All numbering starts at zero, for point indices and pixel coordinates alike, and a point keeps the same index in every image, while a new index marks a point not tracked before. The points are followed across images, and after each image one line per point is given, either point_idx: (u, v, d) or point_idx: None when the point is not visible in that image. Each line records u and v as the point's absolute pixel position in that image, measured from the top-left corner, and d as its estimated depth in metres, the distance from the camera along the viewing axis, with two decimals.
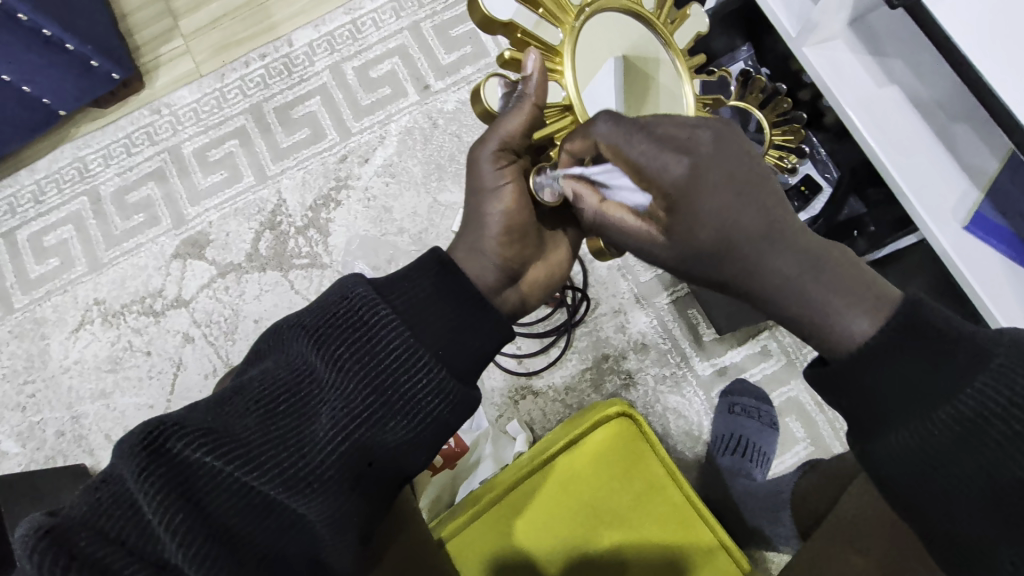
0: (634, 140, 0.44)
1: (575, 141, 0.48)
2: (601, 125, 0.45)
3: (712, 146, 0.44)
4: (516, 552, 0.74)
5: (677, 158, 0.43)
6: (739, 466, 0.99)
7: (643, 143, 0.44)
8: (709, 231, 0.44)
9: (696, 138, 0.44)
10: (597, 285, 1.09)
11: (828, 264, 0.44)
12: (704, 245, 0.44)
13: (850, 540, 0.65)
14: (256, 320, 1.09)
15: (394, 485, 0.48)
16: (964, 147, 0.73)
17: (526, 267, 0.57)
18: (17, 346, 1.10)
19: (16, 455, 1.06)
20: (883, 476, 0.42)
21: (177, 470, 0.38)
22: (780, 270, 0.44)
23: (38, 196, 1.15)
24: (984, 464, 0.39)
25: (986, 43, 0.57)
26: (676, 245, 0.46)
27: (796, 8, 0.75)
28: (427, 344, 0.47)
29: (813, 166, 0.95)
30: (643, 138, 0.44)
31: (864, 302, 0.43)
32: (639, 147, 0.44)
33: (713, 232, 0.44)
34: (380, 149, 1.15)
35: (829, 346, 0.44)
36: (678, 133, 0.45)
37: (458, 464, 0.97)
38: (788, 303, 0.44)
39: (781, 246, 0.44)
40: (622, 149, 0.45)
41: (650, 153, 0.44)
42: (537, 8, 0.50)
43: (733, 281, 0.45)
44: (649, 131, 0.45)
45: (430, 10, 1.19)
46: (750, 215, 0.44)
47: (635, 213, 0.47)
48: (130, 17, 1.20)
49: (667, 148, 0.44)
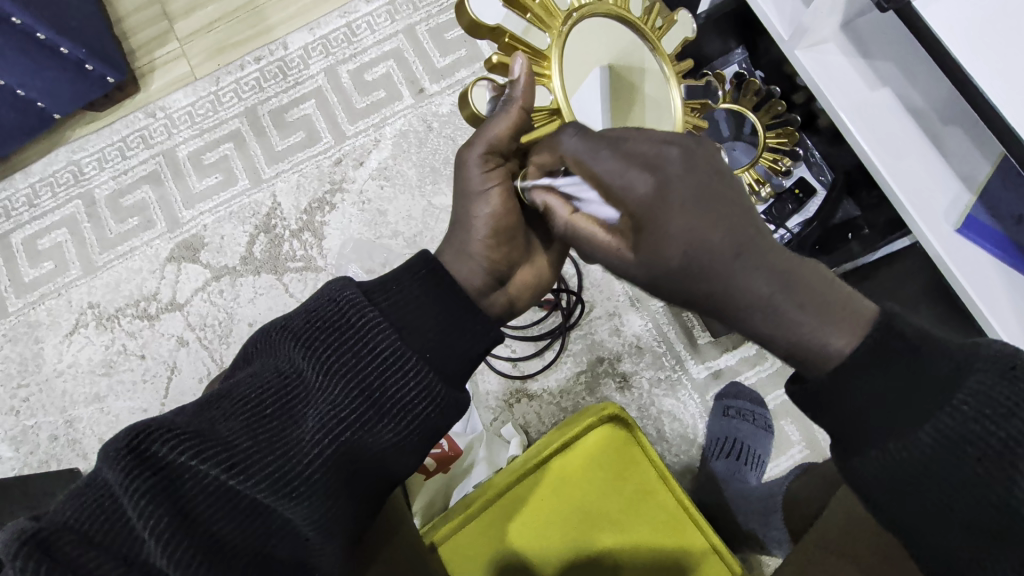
0: (600, 156, 0.43)
1: (541, 153, 0.49)
2: (567, 140, 0.45)
3: (681, 163, 0.43)
4: (511, 555, 0.74)
5: (642, 175, 0.42)
6: (735, 470, 0.97)
7: (608, 159, 0.43)
8: (676, 249, 0.42)
9: (663, 155, 0.43)
10: (592, 287, 1.09)
11: (806, 287, 0.42)
12: (672, 265, 0.42)
13: (841, 547, 0.65)
14: (250, 323, 1.09)
15: (383, 488, 0.48)
16: (958, 150, 0.73)
17: (513, 269, 0.57)
18: (11, 350, 1.10)
19: (10, 459, 1.06)
20: (868, 488, 0.42)
21: (161, 474, 0.38)
22: (753, 291, 0.42)
23: (33, 199, 1.15)
24: (971, 474, 0.39)
25: (975, 49, 0.58)
26: (644, 264, 0.44)
27: (788, 12, 0.76)
28: (415, 347, 0.47)
29: (807, 169, 0.97)
30: (609, 155, 0.43)
31: (836, 320, 0.42)
32: (604, 163, 0.43)
33: (680, 253, 0.42)
34: (375, 152, 1.15)
35: (808, 363, 0.42)
36: (645, 149, 0.43)
37: (452, 467, 0.96)
38: (763, 324, 0.42)
39: (754, 266, 0.42)
40: (586, 164, 0.44)
41: (615, 169, 0.43)
42: (524, 13, 0.51)
43: (705, 300, 0.43)
44: (618, 147, 0.43)
45: (425, 13, 1.19)
46: (720, 232, 0.41)
47: (605, 226, 0.46)
48: (127, 20, 1.21)
49: (631, 165, 0.43)
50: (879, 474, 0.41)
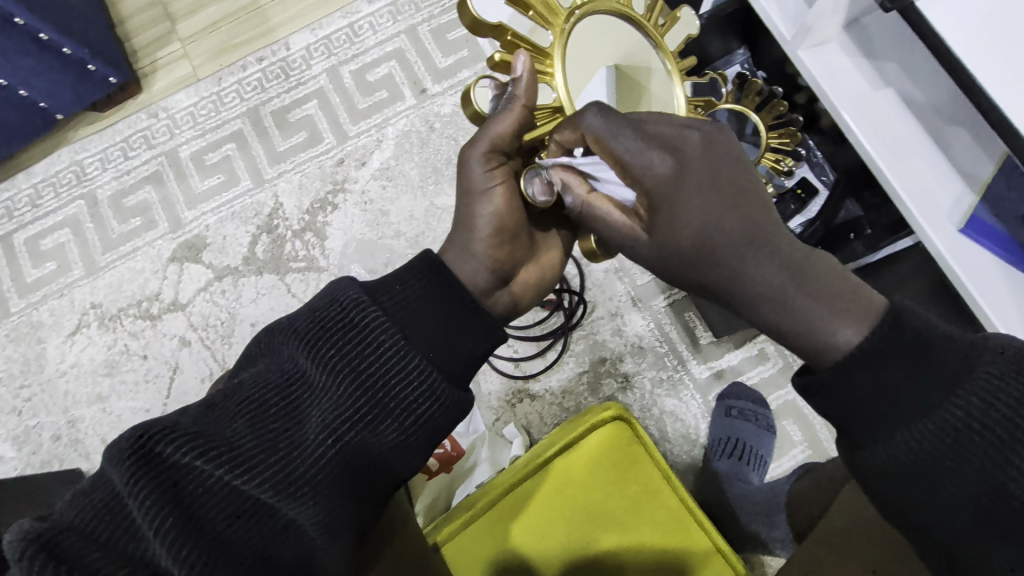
0: (622, 137, 0.43)
1: (563, 131, 0.48)
2: (590, 119, 0.44)
3: (699, 148, 0.43)
4: (512, 554, 0.73)
5: (661, 156, 0.42)
6: (738, 470, 0.98)
7: (631, 140, 0.43)
8: (689, 233, 0.43)
9: (683, 137, 0.44)
10: (594, 287, 1.09)
11: (818, 273, 0.43)
12: (683, 248, 0.43)
13: (845, 547, 0.65)
14: (253, 323, 1.09)
15: (387, 488, 0.48)
16: (961, 150, 0.73)
17: (516, 268, 0.56)
18: (14, 350, 1.10)
19: (13, 459, 1.06)
20: (873, 481, 0.42)
21: (166, 474, 0.38)
22: (762, 278, 0.42)
23: (36, 199, 1.15)
24: (978, 471, 0.39)
25: (978, 49, 0.58)
26: (656, 245, 0.45)
27: (790, 12, 0.76)
28: (419, 346, 0.47)
29: (809, 169, 0.97)
30: (632, 135, 0.43)
31: (844, 312, 0.42)
32: (627, 141, 0.43)
33: (693, 236, 0.43)
34: (377, 152, 1.15)
35: (817, 355, 0.42)
36: (665, 132, 0.44)
37: (456, 467, 0.96)
38: (770, 311, 0.43)
39: (765, 253, 0.42)
40: (608, 144, 0.43)
41: (638, 151, 0.42)
42: (526, 11, 0.51)
43: (714, 283, 0.44)
44: (639, 128, 0.43)
45: (427, 14, 1.19)
46: (734, 218, 0.42)
47: (622, 208, 0.48)
48: (129, 22, 1.21)
49: (652, 145, 0.43)
50: (883, 468, 0.41)
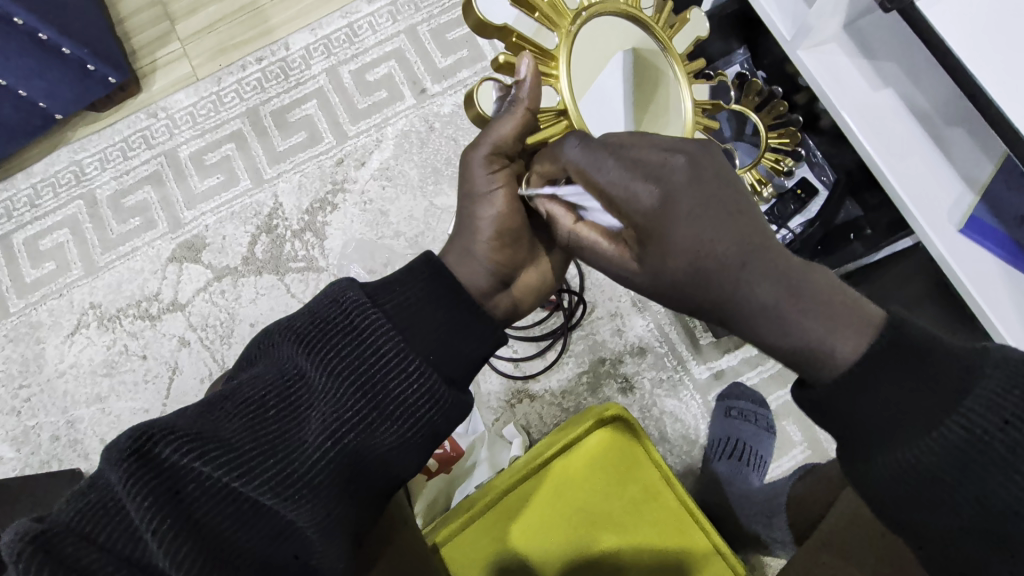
0: (604, 167, 0.44)
1: (544, 163, 0.48)
2: (571, 150, 0.45)
3: (686, 172, 0.43)
4: (511, 557, 0.73)
5: (647, 186, 0.43)
6: (738, 470, 0.97)
7: (613, 170, 0.44)
8: (681, 259, 0.43)
9: (670, 164, 0.43)
10: (594, 288, 1.09)
11: (817, 293, 0.42)
12: (677, 275, 0.43)
13: (848, 550, 0.65)
14: (252, 323, 1.09)
15: (386, 491, 0.48)
16: (961, 151, 0.73)
17: (517, 271, 0.56)
18: (13, 350, 1.10)
19: (12, 459, 1.06)
20: (874, 493, 0.42)
21: (165, 477, 0.38)
22: (760, 299, 0.41)
23: (35, 199, 1.15)
24: (974, 480, 0.39)
25: (981, 50, 0.57)
26: (649, 272, 0.45)
27: (791, 12, 0.76)
28: (419, 349, 0.47)
29: (809, 169, 0.96)
30: (613, 165, 0.44)
31: (845, 326, 0.41)
32: (609, 173, 0.44)
33: (686, 262, 0.42)
34: (376, 153, 1.15)
35: (813, 371, 0.42)
36: (650, 158, 0.44)
37: (454, 468, 0.95)
38: (770, 332, 0.42)
39: (763, 274, 0.41)
40: (590, 176, 0.44)
41: (619, 180, 0.43)
42: (532, 12, 0.50)
43: (709, 306, 0.43)
44: (622, 156, 0.44)
45: (427, 14, 1.19)
46: (726, 243, 0.42)
47: (608, 235, 0.48)
48: (128, 21, 1.21)
49: (636, 175, 0.43)
50: (883, 478, 0.41)
